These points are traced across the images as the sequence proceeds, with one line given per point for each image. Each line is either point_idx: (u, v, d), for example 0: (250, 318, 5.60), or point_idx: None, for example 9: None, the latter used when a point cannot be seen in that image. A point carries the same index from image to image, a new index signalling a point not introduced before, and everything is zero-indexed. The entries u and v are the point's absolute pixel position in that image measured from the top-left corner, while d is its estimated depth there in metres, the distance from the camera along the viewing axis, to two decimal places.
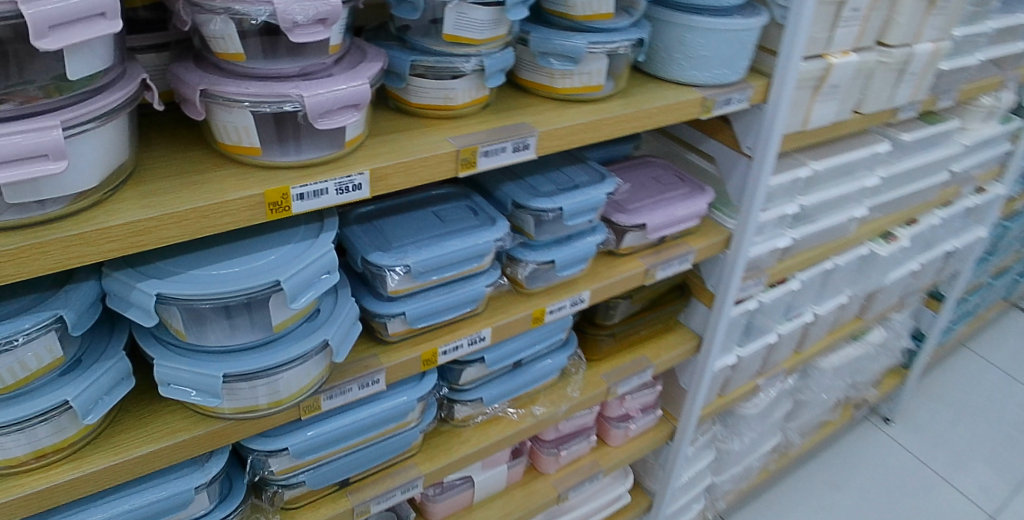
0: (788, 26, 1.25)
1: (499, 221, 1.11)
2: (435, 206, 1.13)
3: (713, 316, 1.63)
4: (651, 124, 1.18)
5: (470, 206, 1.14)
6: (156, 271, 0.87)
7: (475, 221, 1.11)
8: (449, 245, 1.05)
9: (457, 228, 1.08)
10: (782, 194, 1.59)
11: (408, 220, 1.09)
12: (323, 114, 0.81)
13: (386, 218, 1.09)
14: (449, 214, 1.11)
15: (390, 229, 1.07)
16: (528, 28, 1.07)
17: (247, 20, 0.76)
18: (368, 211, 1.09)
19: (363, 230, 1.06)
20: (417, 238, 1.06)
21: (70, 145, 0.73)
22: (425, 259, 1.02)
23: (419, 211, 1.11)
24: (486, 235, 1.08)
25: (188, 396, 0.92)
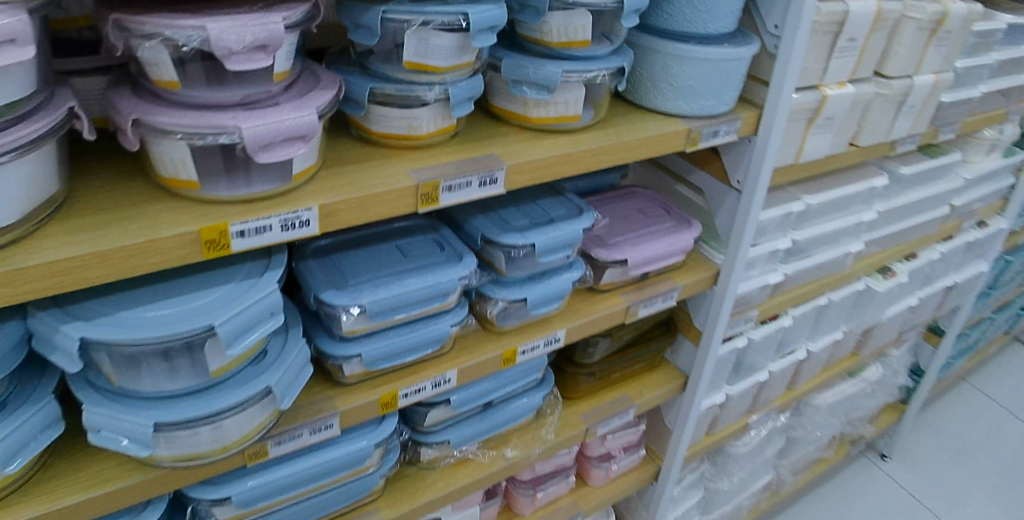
0: (780, 55, 1.18)
1: (466, 258, 1.04)
2: (399, 240, 1.07)
3: (700, 355, 1.56)
4: (633, 157, 1.11)
5: (437, 241, 1.08)
6: (82, 311, 0.80)
7: (440, 257, 1.05)
8: (408, 284, 0.98)
9: (420, 265, 1.02)
10: (774, 229, 1.53)
11: (369, 256, 1.03)
12: (265, 147, 0.74)
13: (346, 252, 1.03)
14: (413, 250, 1.05)
15: (348, 265, 1.00)
16: (500, 55, 1.01)
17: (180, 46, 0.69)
18: (327, 245, 1.03)
19: (320, 266, 1.00)
20: (376, 275, 0.99)
21: None
22: (381, 299, 0.96)
23: (381, 246, 1.05)
24: (450, 272, 1.02)
25: (118, 444, 0.85)
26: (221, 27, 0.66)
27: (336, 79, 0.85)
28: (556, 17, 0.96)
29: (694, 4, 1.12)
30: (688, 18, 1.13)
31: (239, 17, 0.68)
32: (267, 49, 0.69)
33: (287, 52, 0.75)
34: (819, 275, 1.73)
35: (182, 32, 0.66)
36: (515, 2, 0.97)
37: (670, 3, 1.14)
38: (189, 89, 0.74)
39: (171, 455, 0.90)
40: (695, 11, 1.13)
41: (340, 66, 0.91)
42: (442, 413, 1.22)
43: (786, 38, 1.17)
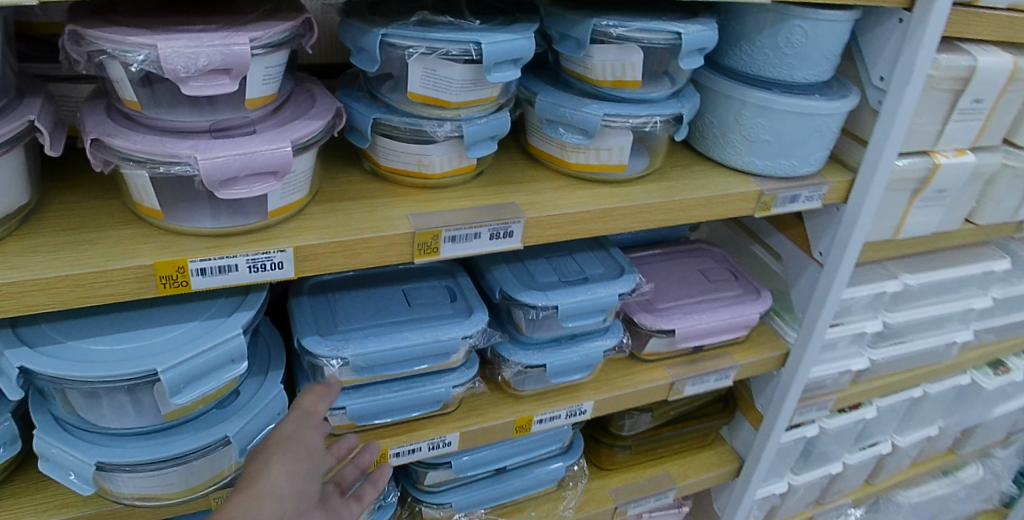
0: (882, 114, 0.99)
1: (474, 314, 0.93)
2: (409, 285, 0.97)
3: (759, 441, 1.35)
4: (687, 218, 0.95)
5: (450, 291, 0.97)
6: (33, 335, 0.73)
7: (447, 310, 0.94)
8: (401, 339, 0.88)
9: (422, 317, 0.92)
10: (862, 309, 1.32)
11: (370, 300, 0.94)
12: (225, 182, 0.64)
13: (347, 294, 0.94)
14: (421, 299, 0.95)
15: (345, 309, 0.92)
16: (537, 89, 0.88)
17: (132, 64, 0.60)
18: (331, 283, 0.95)
19: (314, 306, 0.91)
20: (371, 324, 0.90)
21: None
22: (367, 352, 0.86)
23: (388, 290, 0.96)
24: (453, 328, 0.90)
25: (64, 477, 0.79)
26: (173, 46, 0.57)
27: (333, 106, 0.75)
28: (600, 52, 0.82)
29: (779, 44, 0.95)
30: (771, 61, 0.96)
31: (198, 36, 0.58)
32: (231, 73, 0.60)
33: (264, 75, 0.65)
34: (915, 364, 1.48)
35: (130, 51, 0.58)
36: (555, 31, 0.83)
37: (751, 42, 0.97)
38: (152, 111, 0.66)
39: (125, 495, 0.82)
40: (779, 53, 0.95)
41: (349, 91, 0.81)
42: (443, 474, 1.11)
43: (893, 94, 0.98)
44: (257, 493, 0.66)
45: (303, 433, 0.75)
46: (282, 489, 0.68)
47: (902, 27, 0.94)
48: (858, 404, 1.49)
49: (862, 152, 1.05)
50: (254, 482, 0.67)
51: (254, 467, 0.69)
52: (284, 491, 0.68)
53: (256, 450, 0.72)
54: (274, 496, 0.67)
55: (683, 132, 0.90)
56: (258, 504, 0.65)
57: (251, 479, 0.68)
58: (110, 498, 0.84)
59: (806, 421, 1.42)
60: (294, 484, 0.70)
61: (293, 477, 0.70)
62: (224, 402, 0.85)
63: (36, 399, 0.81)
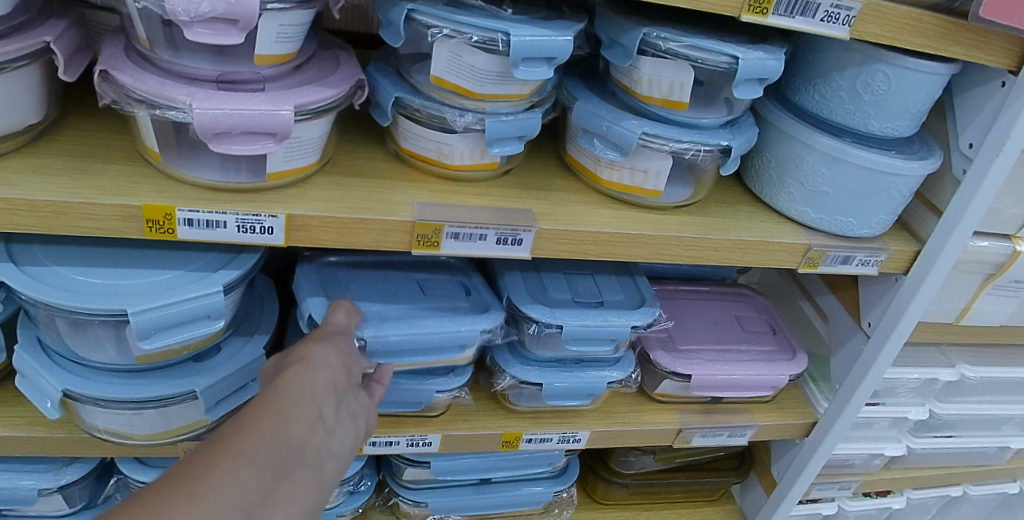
0: (965, 183, 0.89)
1: (491, 308, 0.89)
2: (421, 275, 0.93)
3: (768, 509, 1.24)
4: (720, 259, 0.88)
5: (464, 285, 0.93)
6: (24, 254, 0.73)
7: (461, 304, 0.89)
8: (419, 324, 0.83)
9: (435, 307, 0.88)
10: (908, 392, 1.20)
11: (381, 286, 0.90)
12: (219, 136, 0.63)
13: (357, 277, 0.90)
14: (432, 290, 0.91)
15: (354, 291, 0.88)
16: (578, 94, 0.82)
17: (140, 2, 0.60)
18: (340, 263, 0.92)
19: (320, 282, 0.88)
20: (383, 309, 0.86)
21: None
22: (386, 333, 0.81)
23: (399, 276, 0.92)
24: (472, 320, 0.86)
25: (33, 398, 0.78)
26: None
27: (353, 77, 0.72)
28: (648, 65, 0.75)
29: (856, 89, 0.85)
30: (844, 106, 0.87)
31: None
32: (238, 25, 0.60)
33: (278, 33, 0.64)
34: (960, 462, 1.35)
35: None
36: (605, 35, 0.77)
37: (827, 81, 0.88)
38: (163, 52, 0.65)
39: (92, 427, 0.81)
40: (855, 99, 0.86)
41: (381, 65, 0.78)
42: (422, 472, 1.07)
43: (979, 164, 0.87)
44: (311, 362, 0.60)
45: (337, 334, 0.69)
46: (334, 365, 0.61)
47: (1004, 91, 0.84)
48: (886, 491, 1.36)
49: (935, 223, 0.94)
50: (304, 356, 0.61)
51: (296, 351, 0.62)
52: (336, 366, 0.62)
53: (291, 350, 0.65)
54: (327, 367, 0.61)
55: (731, 166, 0.82)
56: (315, 370, 0.59)
57: (300, 355, 0.61)
58: (79, 426, 0.83)
59: (824, 498, 1.31)
60: (344, 361, 0.64)
61: (342, 354, 0.64)
62: (203, 356, 0.83)
63: (25, 318, 0.81)
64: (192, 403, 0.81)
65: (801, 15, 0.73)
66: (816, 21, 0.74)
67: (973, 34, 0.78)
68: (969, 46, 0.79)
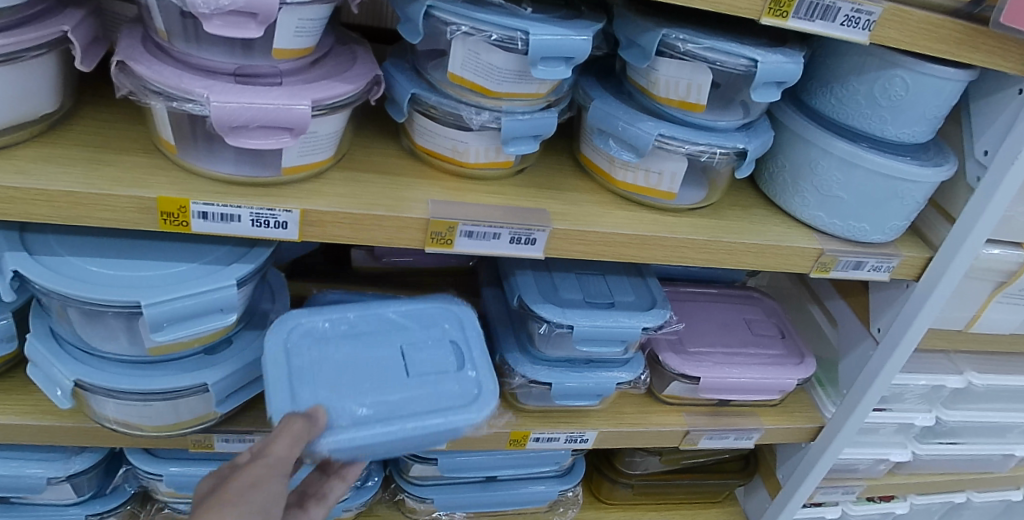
0: (979, 191, 0.88)
1: (488, 394, 0.73)
2: (410, 338, 0.78)
3: (772, 512, 1.24)
4: (732, 262, 0.88)
5: (458, 351, 0.78)
6: (39, 244, 0.73)
7: (454, 381, 0.74)
8: (394, 423, 0.68)
9: (424, 388, 0.72)
10: (916, 398, 1.20)
11: (362, 356, 0.74)
12: (237, 129, 0.63)
13: (334, 344, 0.75)
14: (421, 360, 0.75)
15: (330, 366, 0.72)
16: (594, 95, 0.82)
17: None
18: (314, 322, 0.76)
19: (289, 356, 0.72)
20: (363, 392, 0.70)
21: None
22: (352, 437, 0.66)
23: (384, 342, 0.76)
24: (466, 413, 0.71)
25: (45, 388, 0.78)
26: None
27: (370, 73, 0.72)
28: (666, 66, 0.75)
29: (873, 94, 0.85)
30: (860, 111, 0.87)
31: None
32: (258, 18, 0.60)
33: (297, 27, 0.63)
34: (965, 468, 1.34)
35: None
36: (623, 36, 0.77)
37: (844, 85, 0.87)
38: (181, 44, 0.65)
39: (101, 417, 0.81)
40: (872, 103, 0.86)
41: (397, 60, 0.78)
42: (429, 468, 1.07)
43: (994, 171, 0.87)
44: None
45: (265, 484, 0.58)
46: None
47: (1021, 98, 0.83)
48: (890, 496, 1.36)
49: (947, 230, 0.94)
50: None
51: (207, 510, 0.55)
52: None
53: (211, 491, 0.58)
54: None
55: (746, 169, 0.81)
56: None
57: None
58: (89, 416, 0.83)
59: (828, 502, 1.31)
60: None
61: None
62: (215, 349, 0.83)
63: (37, 307, 0.82)
64: (202, 396, 0.81)
65: (821, 18, 0.72)
66: (836, 25, 0.73)
67: (993, 41, 0.77)
68: (988, 52, 0.78)
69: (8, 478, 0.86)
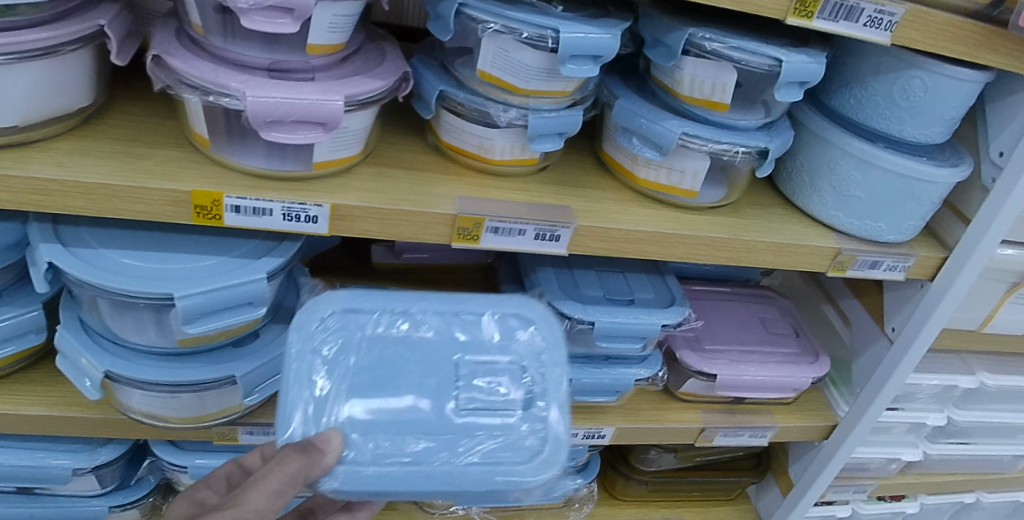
0: (995, 192, 0.89)
1: (546, 456, 0.66)
2: (469, 355, 0.71)
3: (784, 511, 1.25)
4: (752, 261, 0.89)
5: (523, 383, 0.70)
6: (72, 236, 0.74)
7: (509, 428, 0.67)
8: (417, 475, 0.62)
9: (469, 431, 0.66)
10: (928, 398, 1.20)
11: (408, 373, 0.68)
12: (272, 124, 0.64)
13: (379, 351, 0.69)
14: (475, 389, 0.69)
15: (367, 381, 0.67)
16: (619, 93, 0.83)
17: None
18: (360, 320, 0.70)
19: (322, 361, 0.67)
20: (395, 423, 0.65)
21: None
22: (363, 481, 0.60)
23: (438, 356, 0.70)
24: (512, 475, 0.64)
25: (73, 379, 0.79)
26: None
27: (399, 69, 0.73)
28: (691, 65, 0.76)
29: (892, 94, 0.86)
30: (880, 111, 0.88)
31: None
32: (294, 14, 0.60)
33: (331, 23, 0.64)
34: (974, 469, 1.35)
35: None
36: (648, 35, 0.78)
37: (863, 86, 0.88)
38: (217, 39, 0.66)
39: (129, 409, 0.82)
40: (890, 104, 0.87)
41: (425, 58, 0.79)
42: None
43: (1009, 172, 0.88)
44: None
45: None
46: None
47: None
48: (901, 495, 1.37)
49: (962, 230, 0.95)
50: None
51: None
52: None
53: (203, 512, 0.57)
54: None
55: (767, 168, 0.82)
56: None
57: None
58: (117, 408, 0.84)
59: (838, 501, 1.32)
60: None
61: None
62: (242, 342, 0.84)
63: (66, 299, 0.83)
64: (229, 388, 0.82)
65: (844, 19, 0.73)
66: (859, 26, 0.74)
67: (1012, 43, 0.78)
68: (1006, 54, 0.79)
69: (37, 468, 0.87)
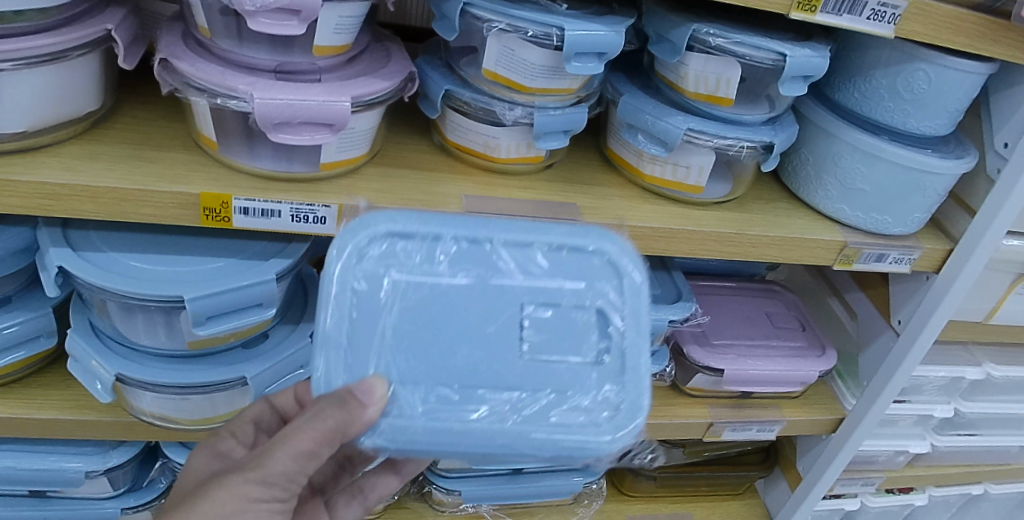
0: (1000, 182, 0.89)
1: (619, 422, 0.59)
2: (538, 295, 0.62)
3: (792, 504, 1.25)
4: (758, 255, 0.89)
5: (599, 333, 0.62)
6: (82, 240, 0.74)
7: (579, 385, 0.60)
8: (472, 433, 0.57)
9: (534, 386, 0.59)
10: (935, 390, 1.20)
11: (466, 314, 0.60)
12: (279, 125, 0.65)
13: (433, 284, 0.61)
14: (543, 335, 0.61)
15: (420, 321, 0.60)
16: (624, 90, 0.83)
17: None
18: (410, 246, 0.61)
19: (368, 295, 0.60)
20: (450, 373, 0.58)
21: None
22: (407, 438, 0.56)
23: (502, 295, 0.61)
24: (580, 441, 0.58)
25: (85, 381, 0.79)
26: None
27: (405, 69, 0.73)
28: (695, 60, 0.76)
29: (896, 87, 0.86)
30: (884, 104, 0.88)
31: None
32: (301, 16, 0.61)
33: (337, 24, 0.65)
34: (983, 460, 1.35)
35: None
36: (652, 31, 0.78)
37: (867, 79, 0.88)
38: (224, 41, 0.66)
39: (140, 411, 0.83)
40: (895, 97, 0.87)
41: (430, 57, 0.80)
42: (456, 461, 1.10)
43: (1014, 163, 0.88)
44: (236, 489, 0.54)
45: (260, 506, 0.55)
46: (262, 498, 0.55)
47: None
48: (909, 488, 1.37)
49: (968, 222, 0.95)
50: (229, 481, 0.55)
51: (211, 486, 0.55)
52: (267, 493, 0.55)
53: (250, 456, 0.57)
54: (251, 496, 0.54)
55: (772, 163, 0.83)
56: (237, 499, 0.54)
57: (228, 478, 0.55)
58: (128, 410, 0.85)
59: (847, 494, 1.32)
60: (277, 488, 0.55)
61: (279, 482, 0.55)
62: (251, 343, 0.85)
63: (76, 303, 0.83)
64: (240, 389, 0.82)
65: (847, 12, 0.74)
66: (862, 19, 0.74)
67: (1015, 34, 0.78)
68: (1010, 44, 0.79)
69: (49, 471, 0.87)
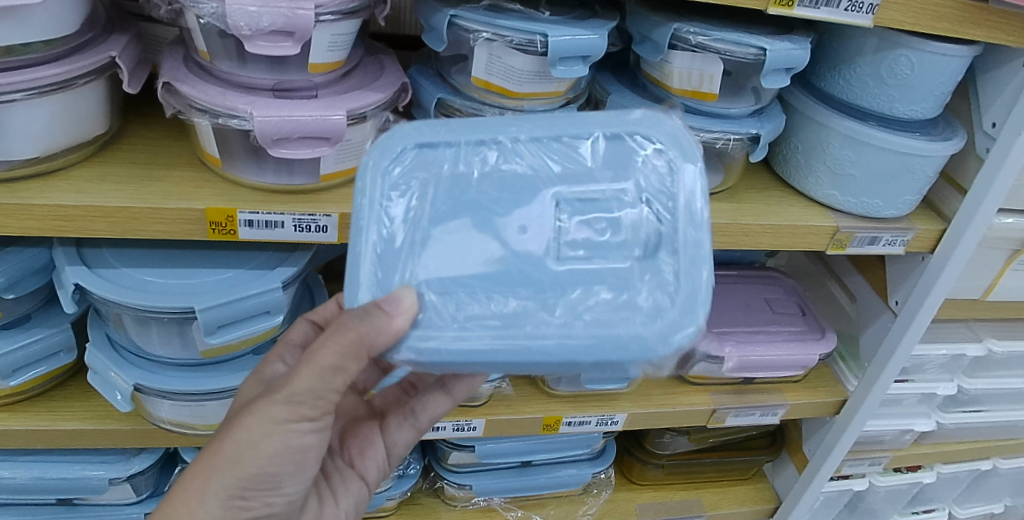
0: (989, 161, 0.91)
1: (674, 322, 0.55)
2: (577, 197, 0.59)
3: (800, 486, 1.26)
4: (751, 244, 0.91)
5: (650, 232, 0.58)
6: (96, 258, 0.78)
7: (627, 286, 0.57)
8: (514, 342, 0.54)
9: (578, 292, 0.56)
10: (937, 369, 1.22)
11: (500, 219, 0.58)
12: (279, 141, 0.68)
13: (464, 190, 0.59)
14: (584, 235, 0.58)
15: (452, 228, 0.58)
16: (611, 89, 0.85)
17: (201, 16, 0.64)
18: (439, 155, 0.60)
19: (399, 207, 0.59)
20: (486, 282, 0.56)
21: (13, 112, 0.64)
22: (443, 351, 0.54)
23: (538, 198, 0.59)
24: (631, 343, 0.54)
25: (104, 392, 0.82)
26: (239, 4, 0.61)
27: (398, 81, 0.76)
28: (680, 58, 0.78)
29: (880, 73, 0.88)
30: (871, 90, 0.89)
31: None
32: (295, 37, 0.64)
33: (330, 42, 0.67)
34: (988, 436, 1.36)
35: (202, 2, 0.63)
36: (636, 32, 0.80)
37: (852, 67, 0.90)
38: (223, 63, 0.69)
39: (158, 419, 0.86)
40: (880, 83, 0.88)
41: (422, 67, 0.82)
42: (467, 456, 1.13)
43: (1002, 142, 0.89)
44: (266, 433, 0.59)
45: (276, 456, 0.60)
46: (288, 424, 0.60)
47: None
48: (917, 466, 1.38)
49: (960, 201, 0.96)
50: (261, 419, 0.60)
51: (249, 434, 0.59)
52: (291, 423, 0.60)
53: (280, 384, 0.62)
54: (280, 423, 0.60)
55: (760, 153, 0.85)
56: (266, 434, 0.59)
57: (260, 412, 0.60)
58: (147, 418, 0.88)
59: (854, 474, 1.33)
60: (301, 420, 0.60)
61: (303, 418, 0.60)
62: (262, 349, 0.88)
63: (92, 318, 0.87)
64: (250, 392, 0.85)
65: (826, 5, 0.75)
66: (841, 11, 0.76)
67: (995, 17, 0.80)
68: (990, 27, 0.80)
69: (74, 479, 0.91)
